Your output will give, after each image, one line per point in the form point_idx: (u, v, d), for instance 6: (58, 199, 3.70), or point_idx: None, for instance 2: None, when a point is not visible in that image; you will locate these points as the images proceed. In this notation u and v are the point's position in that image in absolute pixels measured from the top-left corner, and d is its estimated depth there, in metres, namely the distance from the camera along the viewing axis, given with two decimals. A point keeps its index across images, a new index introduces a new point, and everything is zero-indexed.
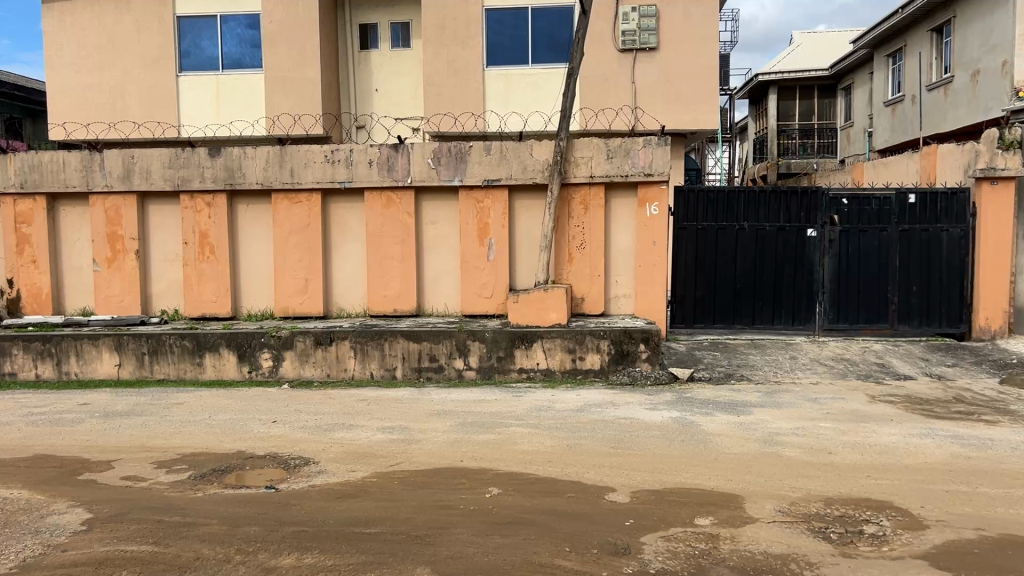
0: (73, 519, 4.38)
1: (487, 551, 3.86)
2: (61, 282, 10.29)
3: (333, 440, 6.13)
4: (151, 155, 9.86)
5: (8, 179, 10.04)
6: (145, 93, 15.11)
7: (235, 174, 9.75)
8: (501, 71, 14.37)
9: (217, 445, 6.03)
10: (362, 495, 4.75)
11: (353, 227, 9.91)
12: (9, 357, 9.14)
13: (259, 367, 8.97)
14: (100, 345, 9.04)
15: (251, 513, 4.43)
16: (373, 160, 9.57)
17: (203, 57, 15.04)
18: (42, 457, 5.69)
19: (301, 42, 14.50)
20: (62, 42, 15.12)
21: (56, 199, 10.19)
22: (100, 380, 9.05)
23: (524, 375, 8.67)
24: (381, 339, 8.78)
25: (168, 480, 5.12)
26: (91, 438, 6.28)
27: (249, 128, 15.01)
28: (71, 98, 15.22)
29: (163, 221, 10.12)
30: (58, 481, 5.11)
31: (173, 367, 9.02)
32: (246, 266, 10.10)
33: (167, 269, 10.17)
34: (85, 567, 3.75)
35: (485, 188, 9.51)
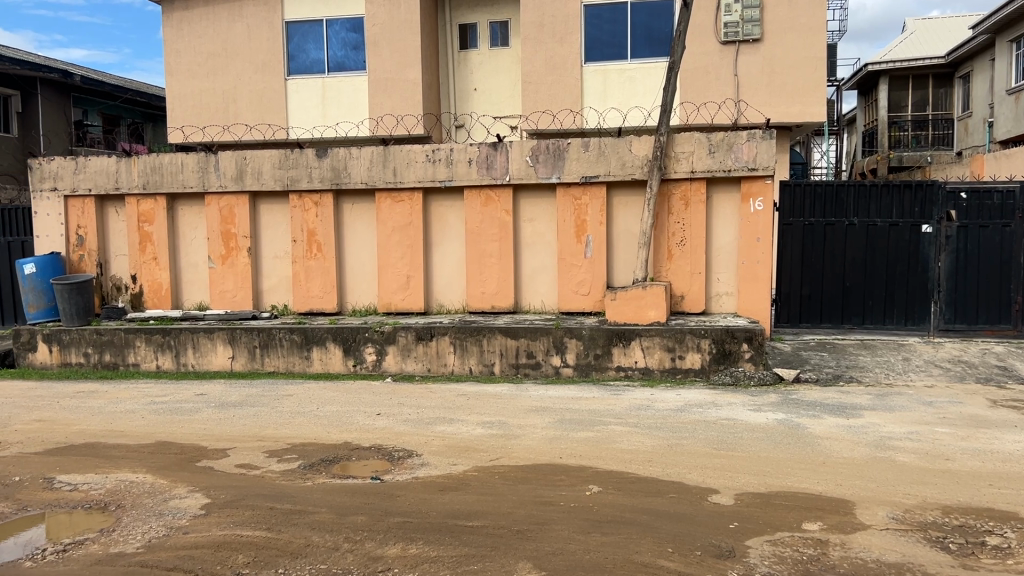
0: (193, 503, 4.61)
1: (589, 548, 3.86)
2: (179, 278, 10.81)
3: (436, 433, 6.24)
4: (262, 156, 10.25)
5: (132, 180, 10.63)
6: (256, 96, 15.72)
7: (341, 174, 10.04)
8: (600, 67, 14.28)
9: (323, 436, 6.23)
10: (463, 488, 4.83)
11: (453, 225, 10.04)
12: (132, 349, 9.69)
13: (363, 361, 9.22)
14: (215, 338, 9.49)
15: (357, 503, 4.55)
16: (473, 158, 9.67)
17: (309, 60, 15.52)
18: (163, 443, 6.01)
19: (403, 43, 14.79)
20: (180, 49, 15.92)
21: (175, 199, 10.71)
22: (215, 372, 9.50)
23: (622, 374, 8.61)
24: (480, 336, 8.88)
25: (280, 469, 5.33)
26: (207, 426, 6.59)
27: (353, 129, 15.42)
28: (188, 104, 16.00)
29: (274, 220, 10.51)
30: (178, 466, 5.39)
31: (283, 360, 9.37)
32: (350, 263, 10.38)
33: (276, 266, 10.55)
34: (205, 549, 3.94)
35: (583, 185, 9.47)
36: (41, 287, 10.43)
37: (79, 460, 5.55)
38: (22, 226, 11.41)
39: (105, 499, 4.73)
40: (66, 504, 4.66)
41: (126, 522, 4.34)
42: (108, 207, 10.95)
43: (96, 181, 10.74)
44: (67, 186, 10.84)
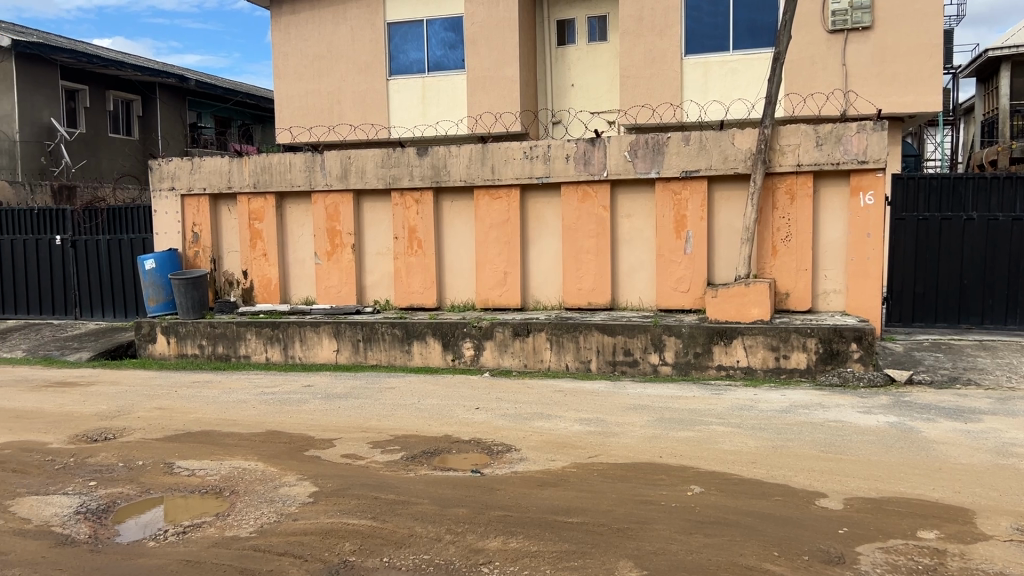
0: (302, 491, 4.77)
1: (691, 549, 3.80)
2: (287, 273, 11.20)
3: (534, 429, 6.26)
4: (366, 155, 10.51)
5: (244, 180, 11.08)
6: (359, 96, 16.12)
7: (441, 172, 10.20)
8: (700, 59, 14.01)
9: (425, 428, 6.34)
10: (562, 483, 4.83)
11: (551, 222, 10.04)
12: (244, 341, 10.10)
13: (462, 356, 9.34)
14: (321, 331, 9.80)
15: (458, 496, 4.62)
16: (571, 154, 9.65)
17: (410, 60, 15.80)
18: (273, 433, 6.25)
19: (501, 41, 14.88)
20: (288, 52, 16.48)
21: (283, 198, 11.11)
22: (321, 364, 9.80)
23: (724, 373, 8.44)
24: (577, 332, 8.85)
25: (383, 460, 5.46)
26: (314, 417, 6.81)
27: (453, 127, 15.62)
28: (295, 105, 16.55)
29: (376, 217, 10.74)
30: (288, 454, 5.59)
31: (385, 353, 9.59)
32: (449, 259, 10.52)
33: (379, 262, 10.80)
34: (314, 535, 4.07)
35: (683, 179, 9.32)
36: (160, 282, 10.99)
37: (196, 447, 5.83)
38: (143, 224, 12.04)
39: (220, 484, 4.95)
40: (185, 488, 4.90)
41: (240, 507, 4.53)
42: (221, 206, 11.44)
43: (211, 181, 11.24)
44: (184, 185, 11.38)
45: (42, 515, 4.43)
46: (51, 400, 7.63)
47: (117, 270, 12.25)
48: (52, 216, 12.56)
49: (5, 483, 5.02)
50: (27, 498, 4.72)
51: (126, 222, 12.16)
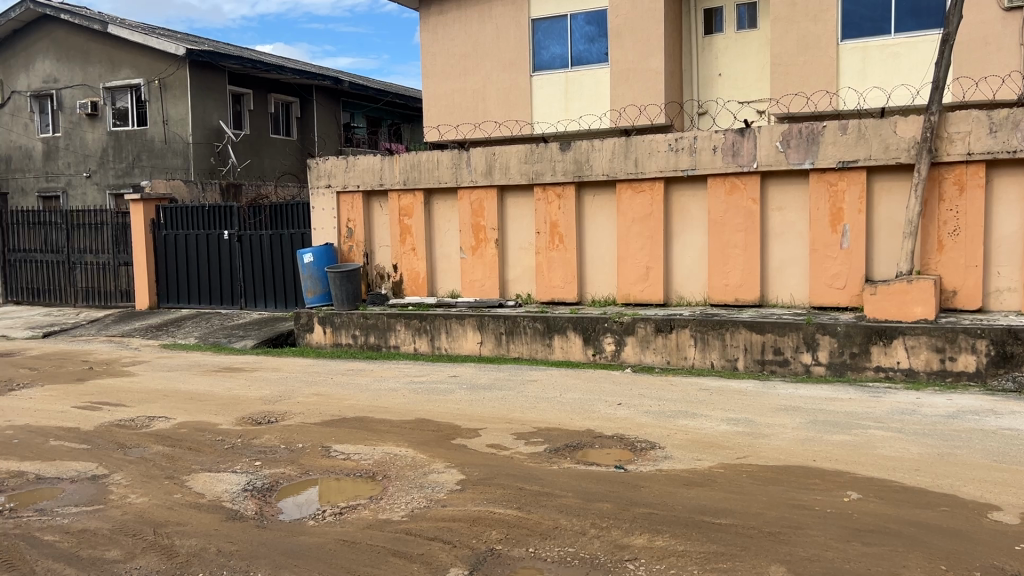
0: (450, 478, 4.90)
1: (848, 558, 3.62)
2: (434, 267, 11.51)
3: (679, 427, 6.15)
4: (510, 151, 10.64)
5: (394, 177, 11.47)
6: (504, 93, 16.33)
7: (584, 166, 10.18)
8: (858, 44, 13.31)
9: (568, 422, 6.36)
10: (709, 483, 4.72)
11: (696, 216, 9.81)
12: (393, 332, 10.47)
13: (603, 351, 9.30)
14: (465, 324, 10.01)
15: (602, 491, 4.60)
16: (718, 146, 9.40)
17: (553, 55, 15.84)
18: (422, 421, 6.45)
19: (646, 33, 14.67)
20: (435, 51, 16.91)
21: (431, 194, 11.42)
22: (465, 356, 10.02)
23: (882, 375, 7.99)
24: (722, 329, 8.63)
25: (528, 451, 5.52)
26: (460, 407, 6.98)
27: (597, 121, 15.56)
28: (443, 103, 16.97)
29: (520, 212, 10.85)
30: (436, 442, 5.75)
31: (527, 347, 9.69)
32: (592, 254, 10.48)
33: (522, 257, 10.90)
34: (462, 522, 4.17)
35: (839, 170, 8.89)
36: (317, 275, 11.57)
37: (350, 432, 6.10)
38: (301, 220, 12.69)
39: (373, 468, 5.16)
40: (340, 471, 5.14)
41: (392, 491, 4.70)
42: (373, 202, 11.89)
43: (364, 179, 11.70)
44: (339, 183, 11.91)
45: (213, 490, 4.77)
46: (220, 384, 8.19)
47: (278, 264, 12.97)
48: (221, 213, 13.46)
49: (181, 459, 5.43)
50: (201, 474, 5.09)
51: (287, 218, 12.86)
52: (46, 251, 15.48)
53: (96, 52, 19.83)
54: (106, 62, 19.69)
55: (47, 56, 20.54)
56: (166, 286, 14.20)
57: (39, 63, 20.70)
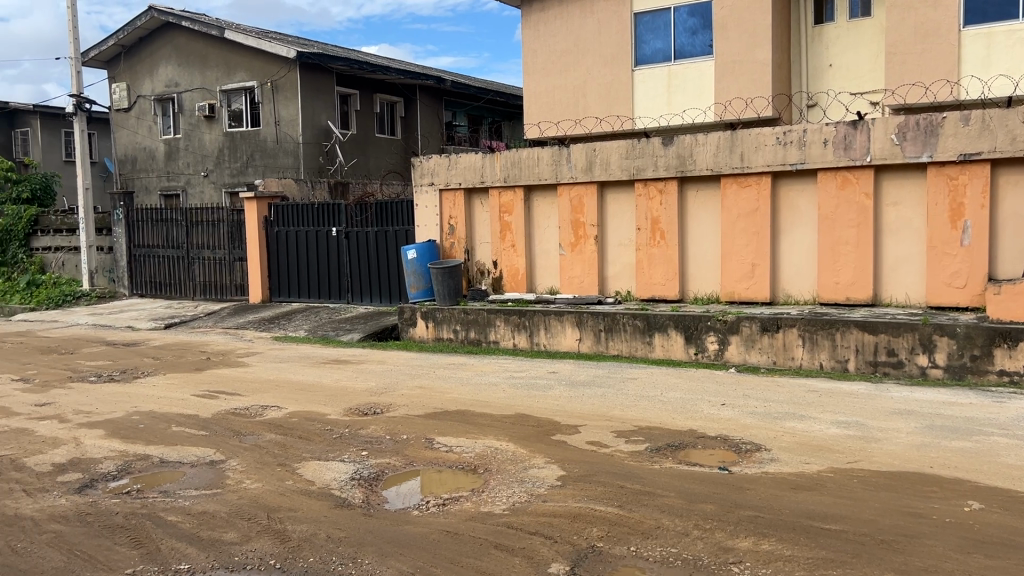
0: (550, 474, 4.91)
1: (968, 570, 3.44)
2: (534, 264, 11.54)
3: (786, 429, 5.99)
4: (611, 147, 10.57)
5: (495, 174, 11.57)
6: (605, 88, 16.23)
7: (687, 161, 10.02)
8: (982, 29, 12.61)
9: (670, 421, 6.28)
10: (817, 488, 4.58)
11: (804, 211, 9.50)
12: (493, 328, 10.57)
13: (705, 350, 9.13)
14: (565, 320, 10.01)
15: (705, 491, 4.53)
16: (829, 138, 9.09)
17: (656, 49, 15.62)
18: (523, 416, 6.49)
19: (753, 24, 14.30)
20: (537, 48, 16.94)
21: (531, 191, 11.46)
22: (564, 352, 10.02)
23: (1005, 379, 7.55)
24: (832, 329, 8.34)
25: (628, 449, 5.48)
26: (560, 403, 6.99)
27: (701, 115, 15.28)
28: (544, 100, 16.99)
29: (620, 208, 10.76)
30: (536, 437, 5.78)
31: (627, 344, 9.61)
32: (694, 250, 10.29)
33: (622, 253, 10.80)
34: (562, 518, 4.18)
35: (960, 164, 8.45)
36: (420, 271, 11.80)
37: (452, 425, 6.19)
38: (406, 217, 12.96)
39: (475, 461, 5.22)
40: (442, 463, 5.23)
41: (493, 484, 4.76)
42: (474, 200, 12.02)
43: (466, 176, 11.85)
44: (442, 180, 12.10)
45: (323, 478, 4.93)
46: (328, 375, 8.47)
47: (383, 260, 13.29)
48: (329, 211, 13.89)
49: (293, 447, 5.64)
50: (311, 462, 5.27)
51: (391, 215, 13.15)
52: (168, 246, 16.34)
53: (214, 57, 20.76)
54: (223, 66, 20.59)
55: (169, 62, 21.66)
56: (277, 281, 14.76)
57: (162, 68, 21.83)
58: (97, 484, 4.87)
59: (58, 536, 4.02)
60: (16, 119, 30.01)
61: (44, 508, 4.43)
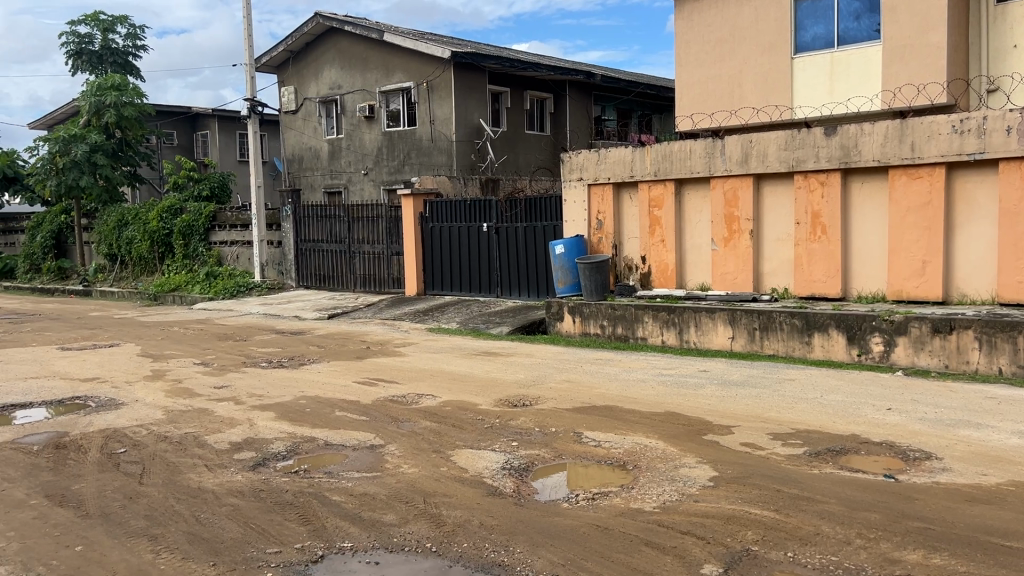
0: (703, 474, 4.82)
1: None
2: (684, 259, 11.34)
3: (960, 437, 5.59)
4: (768, 138, 10.22)
5: (646, 169, 11.44)
6: (762, 77, 15.68)
7: (851, 152, 9.54)
8: None
9: (831, 425, 6.01)
10: (996, 502, 4.25)
11: (983, 205, 8.82)
12: (642, 324, 10.46)
13: (870, 351, 8.67)
14: (716, 318, 9.78)
15: (869, 500, 4.31)
16: (1012, 126, 8.41)
17: (818, 35, 14.94)
18: (673, 414, 6.40)
19: (926, 6, 13.41)
20: (690, 39, 16.56)
21: (682, 184, 11.24)
22: (716, 351, 9.79)
23: None
24: (1014, 331, 7.69)
25: (785, 453, 5.29)
26: (712, 402, 6.84)
27: (867, 104, 14.47)
28: (697, 91, 16.62)
29: (777, 202, 10.37)
30: (688, 437, 5.68)
31: (783, 344, 9.27)
32: (858, 246, 9.78)
33: (779, 249, 10.41)
34: (716, 519, 4.09)
35: None
36: (568, 265, 11.84)
37: (601, 420, 6.19)
38: (555, 212, 13.04)
39: (624, 457, 5.20)
40: (591, 457, 5.24)
41: (643, 482, 4.72)
42: (623, 194, 11.92)
43: (616, 171, 11.78)
44: (591, 175, 12.08)
45: (475, 466, 5.05)
46: (480, 366, 8.66)
47: (532, 255, 13.43)
48: (481, 207, 14.19)
49: (446, 435, 5.81)
50: (464, 451, 5.41)
51: (541, 211, 13.27)
52: (331, 241, 17.20)
53: (374, 59, 21.64)
54: (382, 68, 21.44)
55: (333, 65, 22.76)
56: (430, 275, 15.23)
57: (326, 72, 22.99)
58: (268, 462, 5.22)
59: (236, 509, 4.33)
60: (197, 122, 32.47)
61: (223, 482, 4.79)
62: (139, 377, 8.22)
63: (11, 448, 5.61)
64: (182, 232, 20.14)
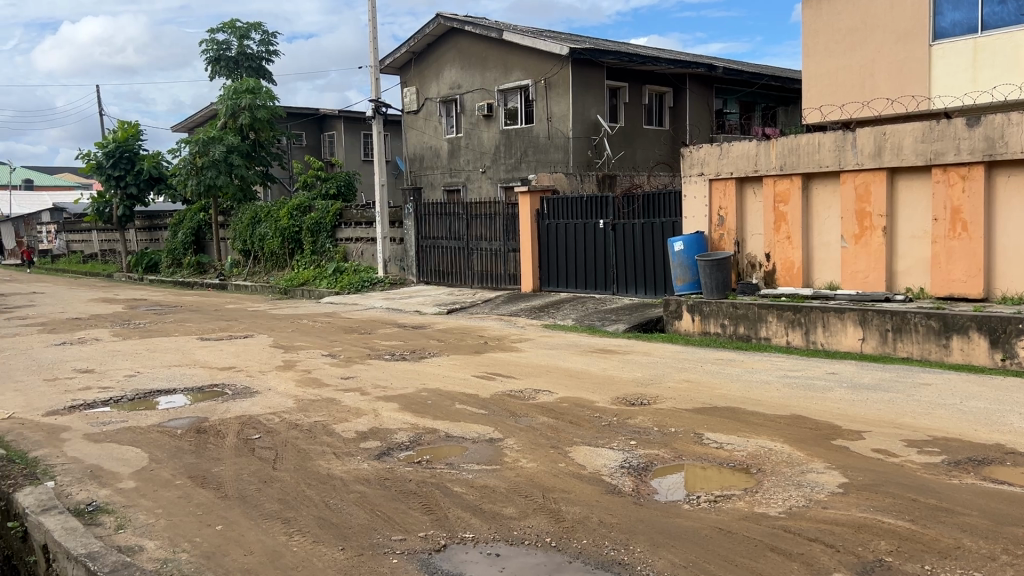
0: (831, 480, 4.64)
1: None
2: (811, 257, 10.93)
3: None
4: (905, 130, 9.71)
5: (770, 163, 11.09)
6: (897, 67, 14.93)
7: (996, 144, 8.95)
8: None
9: (972, 433, 5.67)
10: None
11: None
12: (765, 323, 10.17)
13: (1015, 356, 8.11)
14: (845, 318, 9.40)
15: (1015, 514, 4.03)
16: None
17: (959, 20, 14.10)
18: (799, 417, 6.18)
19: None
20: (818, 28, 15.85)
21: (810, 179, 10.83)
22: (845, 352, 9.40)
23: None
24: None
25: (921, 461, 5.02)
26: (841, 406, 6.57)
27: (1014, 92, 13.66)
28: (825, 82, 15.93)
29: (913, 197, 9.85)
30: (815, 441, 5.48)
31: (918, 346, 8.80)
32: (1003, 243, 9.18)
33: (915, 246, 9.89)
34: (846, 527, 3.93)
35: None
36: (688, 263, 11.64)
37: (724, 422, 6.04)
38: (674, 208, 12.82)
39: (747, 460, 5.07)
40: (712, 459, 5.13)
41: (768, 486, 4.58)
42: (747, 189, 11.59)
43: (739, 166, 11.47)
44: (713, 170, 11.82)
45: (594, 464, 5.04)
46: (597, 364, 8.63)
47: (650, 252, 13.27)
48: (598, 203, 14.12)
49: (564, 431, 5.82)
50: (582, 447, 5.40)
51: (659, 207, 13.07)
52: (450, 238, 17.52)
53: (493, 57, 21.88)
54: (501, 67, 21.65)
55: (453, 65, 23.16)
56: (546, 272, 15.27)
57: (447, 72, 23.41)
58: (392, 452, 5.37)
59: (363, 496, 4.48)
60: (324, 124, 33.72)
61: (350, 470, 4.97)
62: (271, 367, 8.62)
63: (158, 431, 6.00)
64: (310, 229, 20.99)
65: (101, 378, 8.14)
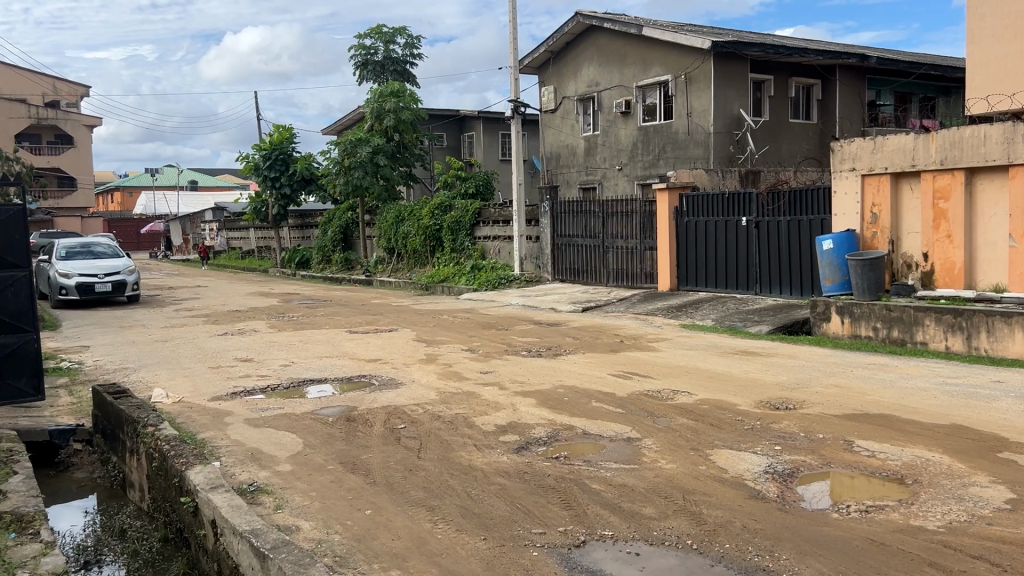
0: (996, 495, 4.33)
1: None
2: (974, 257, 10.21)
3: None
4: None
5: (930, 157, 10.45)
6: None
7: None
8: None
9: None
10: None
11: None
12: (922, 327, 9.61)
13: None
14: (1013, 323, 8.74)
15: None
16: None
17: None
18: (960, 427, 5.81)
19: None
20: (985, 12, 14.84)
21: (974, 173, 10.13)
22: (1012, 360, 8.73)
23: None
24: None
25: None
26: (1007, 417, 6.11)
27: None
28: (992, 70, 14.90)
29: None
30: (978, 453, 5.14)
31: None
32: None
33: None
34: (1014, 546, 3.67)
35: None
36: (837, 262, 11.15)
37: (876, 429, 5.76)
38: (822, 205, 12.31)
39: (902, 471, 4.82)
40: (861, 468, 4.91)
41: (924, 498, 4.34)
42: (902, 185, 10.95)
43: (894, 160, 10.88)
44: (865, 165, 11.27)
45: (736, 468, 4.92)
46: (739, 366, 8.42)
47: (796, 251, 12.80)
48: (740, 201, 13.74)
49: (705, 433, 5.72)
50: (724, 451, 5.29)
51: (806, 204, 12.58)
52: (586, 236, 17.50)
53: (632, 53, 21.68)
54: (640, 63, 21.45)
55: (592, 62, 23.12)
56: (684, 270, 15.00)
57: (585, 70, 23.39)
58: (530, 447, 5.44)
59: (503, 488, 4.57)
60: (464, 124, 34.45)
61: (490, 462, 5.07)
62: (414, 360, 8.90)
63: (311, 418, 6.32)
64: (450, 228, 21.50)
65: (259, 367, 8.65)
